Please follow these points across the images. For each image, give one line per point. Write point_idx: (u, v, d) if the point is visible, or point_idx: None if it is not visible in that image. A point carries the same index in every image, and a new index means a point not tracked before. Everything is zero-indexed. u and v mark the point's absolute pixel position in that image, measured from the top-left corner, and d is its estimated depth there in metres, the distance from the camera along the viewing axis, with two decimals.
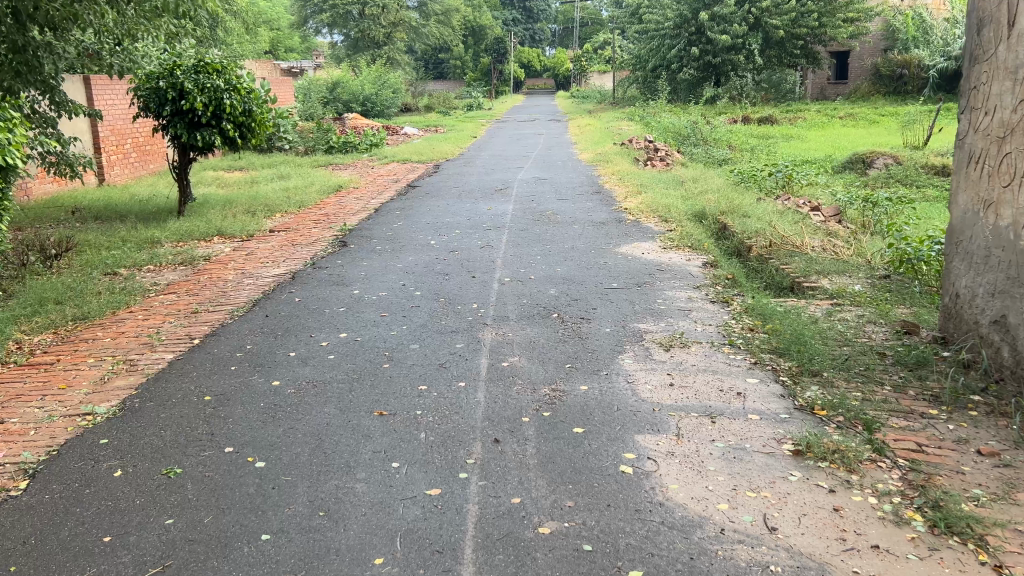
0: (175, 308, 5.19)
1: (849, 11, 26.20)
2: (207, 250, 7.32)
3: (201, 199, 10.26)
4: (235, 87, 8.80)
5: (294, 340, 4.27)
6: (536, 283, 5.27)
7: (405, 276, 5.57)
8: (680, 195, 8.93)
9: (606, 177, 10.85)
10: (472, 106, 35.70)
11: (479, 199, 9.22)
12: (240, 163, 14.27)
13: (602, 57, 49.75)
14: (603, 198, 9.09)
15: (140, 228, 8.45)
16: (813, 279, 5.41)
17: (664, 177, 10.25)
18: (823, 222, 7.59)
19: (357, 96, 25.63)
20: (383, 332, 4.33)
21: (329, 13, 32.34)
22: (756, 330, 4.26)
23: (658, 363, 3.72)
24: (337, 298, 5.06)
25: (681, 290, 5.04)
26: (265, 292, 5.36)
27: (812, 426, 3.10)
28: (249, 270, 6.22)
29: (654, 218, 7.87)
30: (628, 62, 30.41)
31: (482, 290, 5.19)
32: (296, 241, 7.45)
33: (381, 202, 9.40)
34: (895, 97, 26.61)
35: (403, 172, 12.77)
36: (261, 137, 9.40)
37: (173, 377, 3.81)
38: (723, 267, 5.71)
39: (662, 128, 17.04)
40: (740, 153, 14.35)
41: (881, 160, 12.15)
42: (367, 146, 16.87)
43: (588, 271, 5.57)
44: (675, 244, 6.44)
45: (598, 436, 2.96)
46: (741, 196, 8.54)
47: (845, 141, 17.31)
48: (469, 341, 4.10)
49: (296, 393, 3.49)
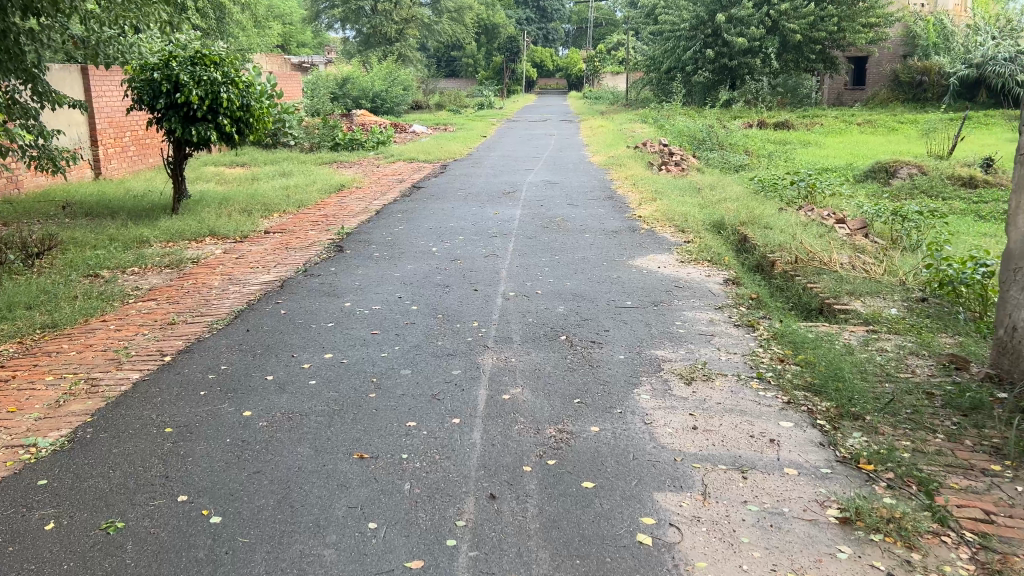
0: (152, 318, 4.78)
1: (869, 16, 25.63)
2: (197, 252, 6.93)
3: (198, 196, 9.89)
4: (233, 81, 8.41)
5: (274, 361, 3.87)
6: (543, 299, 4.86)
7: (402, 288, 5.16)
8: (697, 203, 8.50)
9: (619, 182, 10.42)
10: (483, 104, 35.33)
11: (486, 202, 8.80)
12: (243, 159, 13.89)
13: (615, 59, 49.21)
14: (616, 204, 8.67)
15: (130, 227, 8.07)
16: (845, 301, 4.98)
17: (679, 183, 9.81)
18: (849, 236, 7.16)
19: (367, 92, 25.26)
20: (372, 354, 3.92)
21: (341, 8, 32.04)
22: (786, 362, 3.83)
23: (679, 401, 3.30)
24: (326, 312, 4.65)
25: (701, 311, 4.62)
26: (250, 303, 4.96)
27: (859, 485, 2.67)
28: (237, 276, 5.82)
29: (670, 228, 7.44)
30: (642, 64, 29.95)
31: (484, 305, 4.77)
32: (290, 244, 7.05)
33: (383, 204, 8.99)
34: (914, 105, 26.06)
35: (409, 171, 12.38)
36: (259, 132, 9.02)
37: (133, 403, 3.40)
38: (746, 285, 5.28)
39: (677, 131, 16.60)
40: (757, 159, 13.88)
41: (905, 170, 11.66)
42: (373, 144, 16.48)
43: (600, 286, 5.15)
44: (694, 258, 6.01)
45: (610, 495, 2.54)
46: (761, 206, 8.09)
47: (865, 149, 16.82)
48: (466, 367, 3.68)
49: (268, 428, 3.08)
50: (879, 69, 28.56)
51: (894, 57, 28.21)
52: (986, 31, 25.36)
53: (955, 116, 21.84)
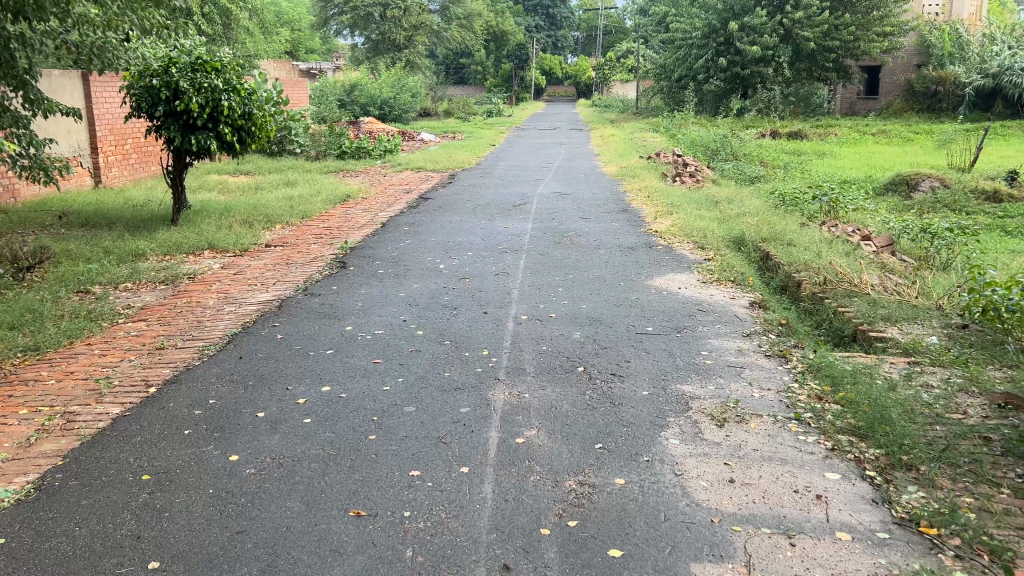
0: (141, 341, 4.49)
1: (883, 24, 25.30)
2: (194, 267, 6.65)
3: (199, 206, 9.62)
4: (235, 88, 8.15)
5: (267, 394, 3.56)
6: (557, 324, 4.54)
7: (407, 310, 4.85)
8: (714, 217, 8.18)
9: (632, 195, 10.10)
10: (491, 111, 35.11)
11: (496, 215, 8.50)
12: (247, 167, 13.62)
13: (625, 67, 48.91)
14: (631, 217, 8.36)
15: (127, 238, 7.80)
16: (880, 328, 4.64)
17: (696, 196, 9.48)
18: (876, 254, 6.84)
19: (375, 99, 25.06)
20: (373, 386, 3.60)
21: (350, 15, 31.89)
22: (826, 400, 3.50)
23: (712, 448, 2.98)
24: (325, 337, 4.34)
25: (728, 339, 4.29)
26: (244, 326, 4.65)
27: (924, 554, 2.34)
28: (233, 295, 5.52)
29: (687, 244, 7.12)
30: (652, 72, 29.66)
31: (495, 330, 4.46)
32: (290, 259, 6.76)
33: (389, 215, 8.71)
34: (928, 115, 25.68)
35: (416, 181, 12.11)
36: (261, 140, 8.76)
37: (110, 443, 3.10)
38: (774, 309, 4.95)
39: (690, 141, 16.30)
40: (773, 171, 13.54)
41: (926, 183, 11.30)
42: (380, 152, 16.15)
43: (618, 309, 4.83)
44: (716, 278, 5.69)
45: (642, 566, 2.23)
46: (782, 220, 7.75)
47: (882, 160, 16.46)
48: (475, 403, 3.37)
49: (257, 477, 2.78)
50: (892, 80, 28.48)
51: (907, 67, 28.09)
52: (1003, 41, 24.97)
53: (971, 127, 21.46)
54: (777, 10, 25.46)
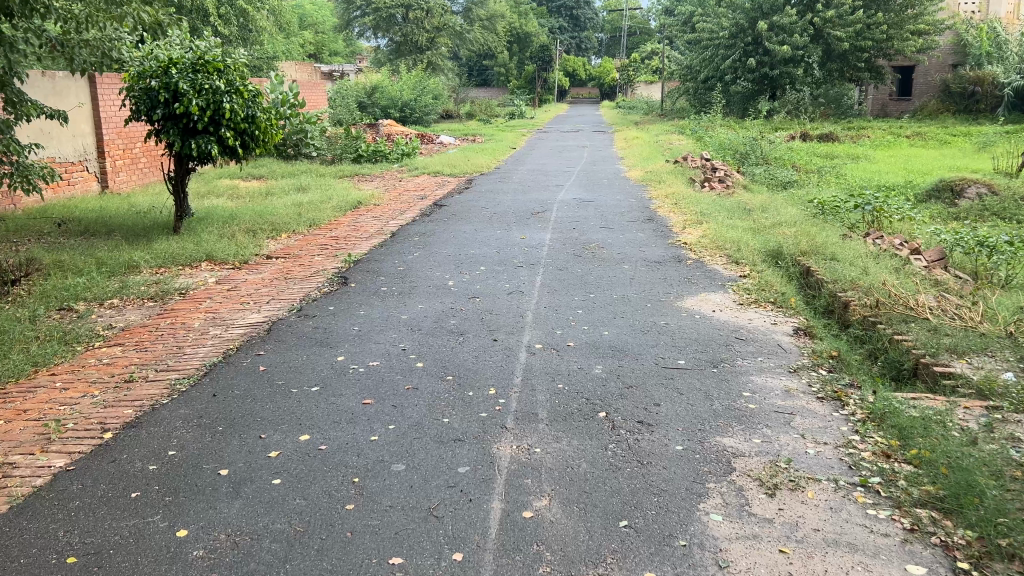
0: (109, 372, 4.00)
1: (917, 23, 24.50)
2: (187, 282, 6.19)
3: (204, 214, 9.20)
4: (237, 89, 7.71)
5: (238, 444, 3.06)
6: (575, 355, 4.00)
7: (408, 336, 4.34)
8: (748, 227, 7.60)
9: (658, 202, 9.54)
10: (514, 113, 34.65)
11: (512, 224, 7.99)
12: (259, 171, 13.21)
13: (649, 68, 48.13)
14: (657, 227, 7.80)
15: (122, 249, 7.36)
16: (946, 361, 4.05)
17: (726, 204, 8.91)
18: (927, 270, 6.23)
19: (395, 101, 24.68)
20: (359, 435, 3.09)
21: (372, 16, 31.57)
22: (896, 458, 2.93)
23: (763, 528, 2.44)
24: (314, 370, 3.84)
25: (772, 377, 3.73)
26: (226, 354, 4.16)
27: None
28: (221, 315, 5.03)
29: (720, 257, 6.55)
30: (677, 73, 29.00)
31: (506, 362, 3.93)
32: (290, 273, 6.28)
33: (400, 224, 8.23)
34: (965, 116, 24.77)
35: (432, 186, 11.63)
36: (267, 145, 8.31)
37: (42, 510, 2.61)
38: (822, 338, 4.37)
39: (718, 145, 15.69)
40: (806, 176, 12.90)
41: (973, 189, 10.61)
42: (398, 156, 15.73)
43: (645, 337, 4.29)
44: (753, 298, 5.12)
45: None
46: (822, 232, 7.16)
47: (920, 164, 15.73)
48: (476, 460, 2.84)
49: (205, 564, 2.27)
50: (925, 81, 27.70)
51: (942, 67, 27.28)
52: None
53: (1012, 129, 20.63)
54: (807, 9, 24.77)
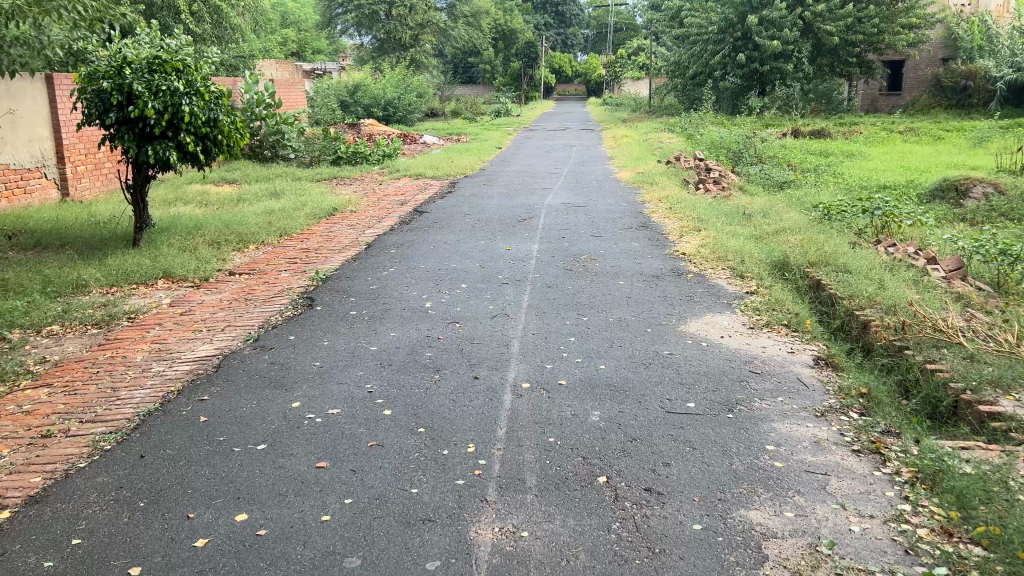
0: (25, 424, 3.42)
1: (908, 16, 24.12)
2: (138, 305, 5.61)
3: (167, 223, 8.60)
4: (198, 91, 7.13)
5: (159, 529, 2.51)
6: (569, 396, 3.46)
7: (376, 373, 3.79)
8: (749, 234, 7.11)
9: (652, 206, 9.03)
10: (500, 111, 34.09)
11: (497, 234, 7.46)
12: (233, 175, 12.60)
13: (635, 64, 47.62)
14: (652, 235, 7.29)
15: (73, 264, 6.77)
16: (991, 396, 3.53)
17: (724, 208, 8.40)
18: (946, 280, 5.74)
19: (378, 100, 24.10)
20: (308, 514, 2.55)
21: (355, 13, 30.97)
22: (959, 535, 2.39)
23: None
24: (264, 421, 3.28)
25: (797, 424, 3.21)
26: (165, 401, 3.59)
27: None
28: (168, 348, 4.46)
29: (722, 268, 6.03)
30: (665, 69, 28.55)
31: (488, 406, 3.38)
32: (251, 292, 5.71)
33: (376, 234, 7.67)
34: (957, 111, 24.39)
35: (413, 190, 11.08)
36: (232, 150, 7.73)
37: None
38: (847, 369, 3.86)
39: (710, 143, 15.21)
40: (803, 176, 12.44)
41: (979, 189, 10.13)
42: (379, 157, 15.13)
43: (648, 371, 3.76)
44: (764, 321, 4.60)
45: None
46: (830, 239, 6.67)
47: (917, 161, 15.31)
48: (449, 552, 2.31)
49: None
50: (915, 75, 27.38)
51: (932, 61, 26.94)
52: None
53: (1006, 124, 20.23)
54: (796, 4, 24.36)
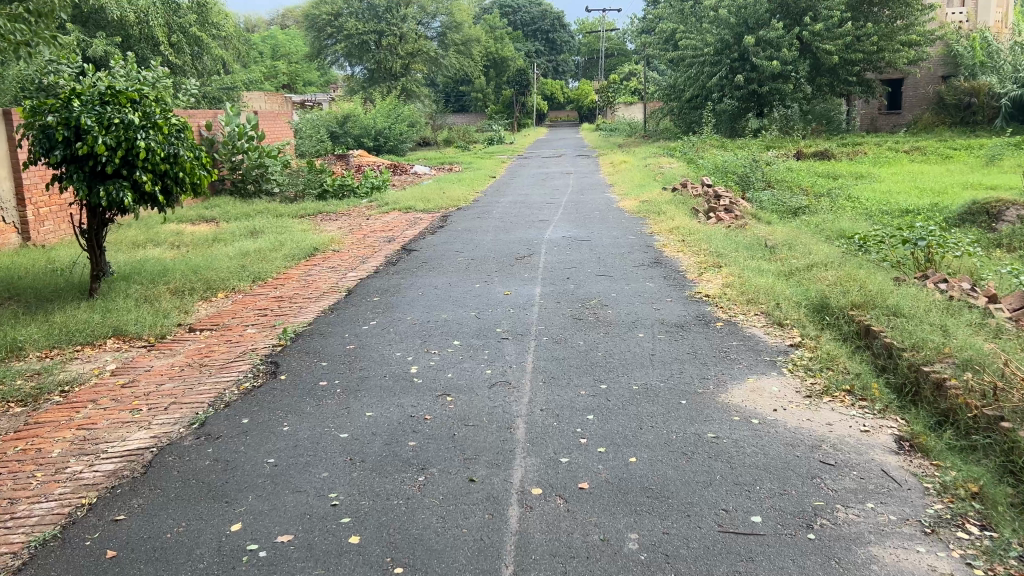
0: None
1: (908, 34, 23.62)
2: (75, 373, 4.77)
3: (130, 269, 7.80)
4: (156, 124, 6.36)
5: None
6: (594, 509, 2.64)
7: (345, 475, 2.97)
8: (777, 270, 6.33)
9: (661, 238, 8.27)
10: (493, 138, 33.58)
11: (494, 275, 6.66)
12: (211, 212, 11.86)
13: (628, 88, 47.32)
14: (667, 273, 6.51)
15: (12, 320, 5.95)
16: None
17: (744, 240, 7.64)
18: (1015, 321, 4.94)
19: (369, 130, 23.46)
20: None
21: (344, 43, 30.53)
22: None
23: None
24: (188, 560, 2.45)
25: (906, 549, 2.39)
26: (69, 522, 2.76)
27: None
28: (94, 437, 3.62)
29: (754, 313, 5.24)
30: (660, 93, 28.08)
31: (489, 527, 2.56)
32: (207, 355, 4.87)
33: (358, 279, 6.87)
34: (961, 129, 23.79)
35: (403, 225, 10.32)
36: (195, 188, 6.93)
37: None
38: (939, 454, 3.05)
39: (715, 168, 14.52)
40: (817, 201, 11.72)
41: (1012, 212, 9.37)
42: (367, 190, 14.41)
43: (693, 468, 2.94)
44: (821, 386, 3.80)
45: None
46: (871, 276, 5.89)
47: (931, 182, 14.60)
48: None
49: None
50: (915, 93, 26.83)
51: (931, 79, 26.42)
52: None
53: (1016, 141, 19.59)
54: (793, 24, 23.90)
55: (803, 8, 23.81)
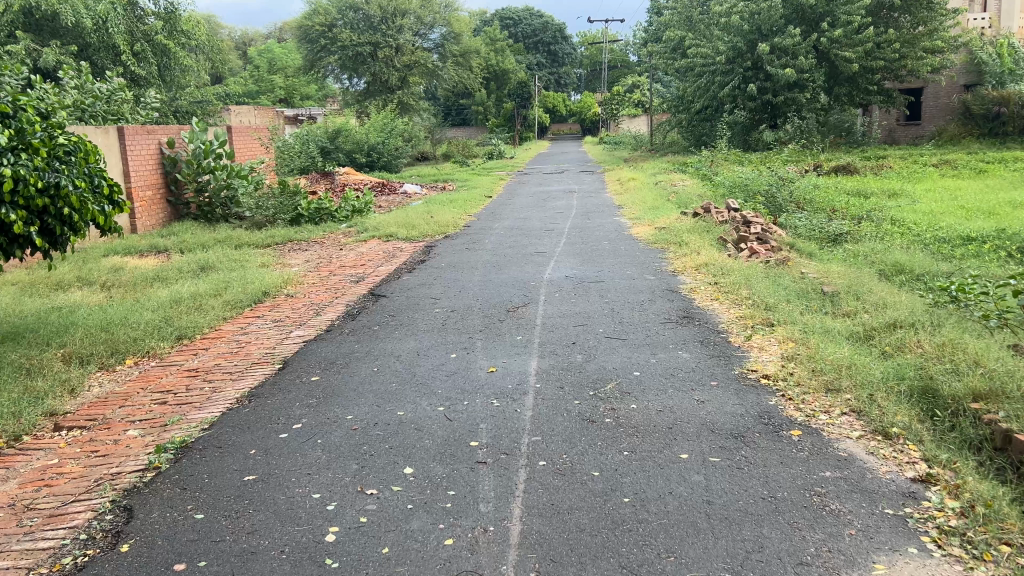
0: None
1: (932, 40, 22.14)
2: None
3: (27, 322, 6.22)
4: (32, 145, 4.83)
5: None
6: None
7: None
8: (848, 334, 4.80)
9: (688, 279, 6.73)
10: (494, 153, 32.15)
11: (479, 338, 5.11)
12: (165, 242, 10.35)
13: (632, 100, 45.82)
14: (704, 336, 4.97)
15: None
16: None
17: (792, 284, 6.09)
18: None
19: (361, 145, 21.96)
20: None
21: (337, 55, 29.14)
22: None
23: None
24: None
25: None
26: None
27: None
28: None
29: (838, 410, 3.68)
30: (668, 104, 26.62)
31: None
32: (40, 489, 3.26)
33: (300, 343, 5.30)
34: (990, 141, 22.30)
35: (379, 259, 8.79)
36: (85, 226, 5.36)
37: None
38: None
39: (736, 186, 13.01)
40: (857, 225, 10.20)
41: None
42: (347, 214, 12.89)
43: None
44: None
45: None
46: (985, 343, 4.35)
47: (975, 200, 13.06)
48: None
49: None
50: (937, 103, 25.35)
51: (953, 88, 24.78)
52: None
53: None
54: (810, 30, 22.39)
55: (820, 14, 22.15)
